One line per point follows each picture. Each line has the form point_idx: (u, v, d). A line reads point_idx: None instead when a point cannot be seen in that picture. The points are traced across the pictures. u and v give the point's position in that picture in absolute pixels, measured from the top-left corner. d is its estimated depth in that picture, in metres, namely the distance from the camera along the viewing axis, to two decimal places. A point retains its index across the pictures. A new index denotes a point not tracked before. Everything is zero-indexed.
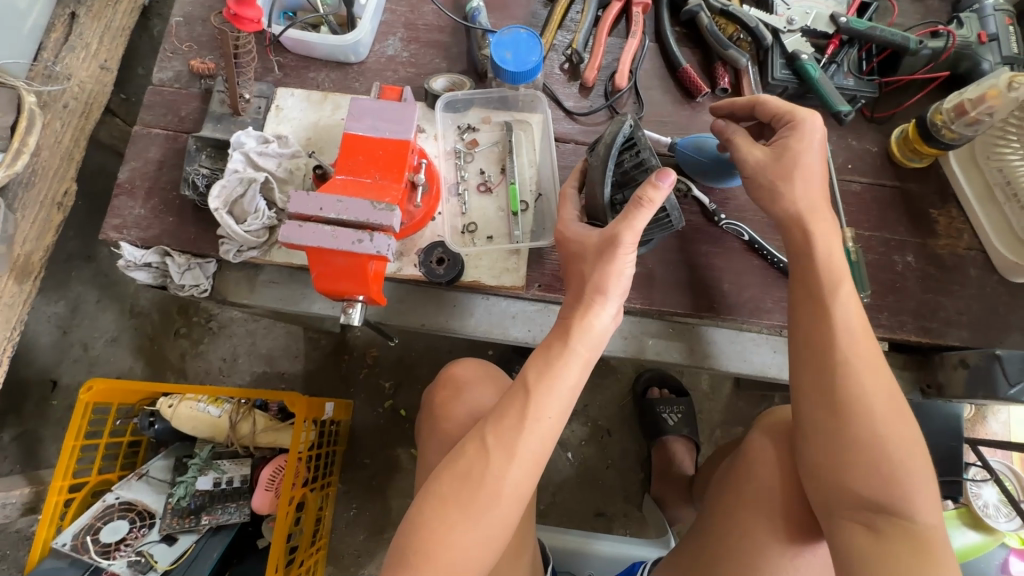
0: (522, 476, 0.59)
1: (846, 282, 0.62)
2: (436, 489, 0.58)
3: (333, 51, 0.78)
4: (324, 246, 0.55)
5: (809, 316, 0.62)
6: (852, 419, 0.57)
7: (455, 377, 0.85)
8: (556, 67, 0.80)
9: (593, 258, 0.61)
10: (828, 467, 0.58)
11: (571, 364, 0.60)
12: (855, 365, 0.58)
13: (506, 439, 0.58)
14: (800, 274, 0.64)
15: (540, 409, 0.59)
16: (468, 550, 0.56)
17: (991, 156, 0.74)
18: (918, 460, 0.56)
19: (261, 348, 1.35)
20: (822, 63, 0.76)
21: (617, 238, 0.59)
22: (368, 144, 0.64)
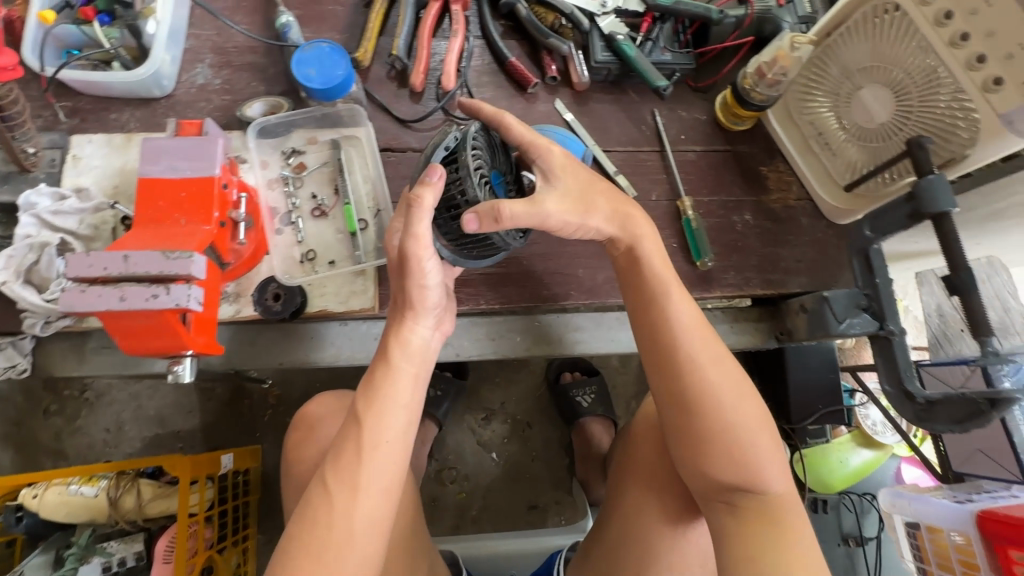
0: (372, 508, 0.55)
1: (654, 261, 0.65)
2: (284, 549, 0.53)
3: (130, 88, 0.71)
4: (114, 310, 0.50)
5: (648, 318, 0.63)
6: (702, 413, 0.58)
7: (308, 417, 0.82)
8: (383, 76, 0.78)
9: (396, 272, 0.58)
10: (691, 462, 0.59)
11: (400, 382, 0.58)
12: (699, 360, 0.60)
13: (346, 474, 0.55)
14: (635, 276, 0.65)
15: (377, 437, 0.56)
16: None
17: (804, 110, 0.77)
18: (766, 439, 0.58)
19: (149, 410, 1.24)
20: (638, 41, 0.78)
21: (404, 248, 0.54)
22: (168, 187, 0.59)
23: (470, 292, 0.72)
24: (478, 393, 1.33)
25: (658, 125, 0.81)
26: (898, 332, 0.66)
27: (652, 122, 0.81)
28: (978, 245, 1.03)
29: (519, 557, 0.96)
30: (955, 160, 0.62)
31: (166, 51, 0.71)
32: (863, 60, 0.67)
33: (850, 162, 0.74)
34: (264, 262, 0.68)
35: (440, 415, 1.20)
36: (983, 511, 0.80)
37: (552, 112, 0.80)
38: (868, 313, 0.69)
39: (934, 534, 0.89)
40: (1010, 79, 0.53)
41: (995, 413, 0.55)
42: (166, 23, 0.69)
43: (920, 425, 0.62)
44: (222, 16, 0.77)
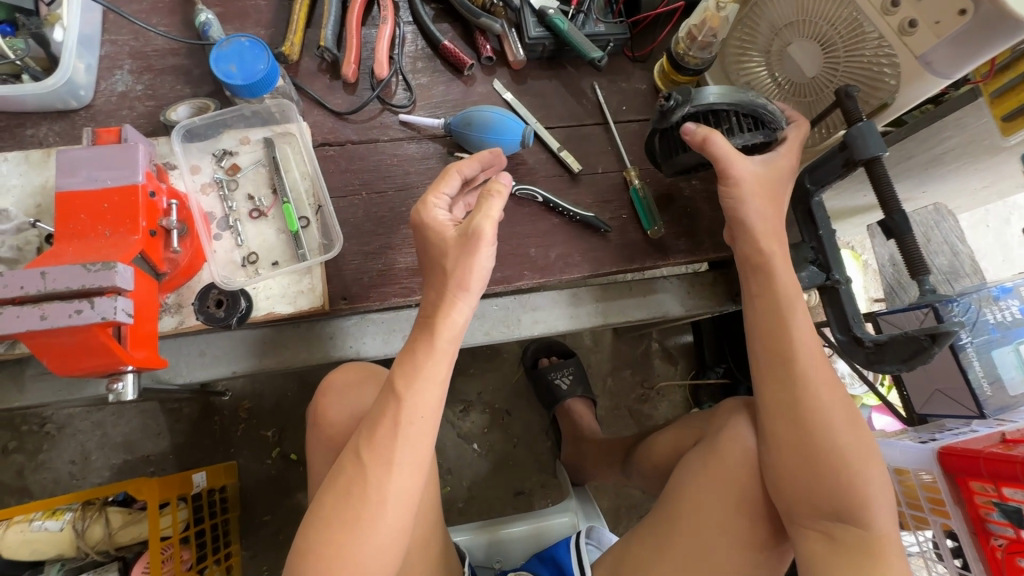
0: (408, 483, 0.55)
1: (776, 264, 0.65)
2: (317, 511, 0.54)
3: (46, 100, 0.68)
4: (36, 330, 0.47)
5: (778, 333, 0.64)
6: (814, 429, 0.60)
7: (332, 385, 0.70)
8: (314, 69, 0.76)
9: (454, 250, 0.56)
10: (796, 476, 0.61)
11: (437, 360, 0.56)
12: (821, 380, 0.62)
13: (380, 450, 0.54)
14: (762, 287, 0.65)
15: (416, 414, 0.55)
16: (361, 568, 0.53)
17: (741, 71, 0.76)
18: (874, 469, 0.60)
19: (115, 437, 1.20)
20: (570, 15, 0.78)
21: (475, 228, 0.55)
22: (90, 200, 0.57)
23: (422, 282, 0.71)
24: (453, 385, 1.32)
25: (598, 98, 0.81)
26: (843, 281, 0.67)
27: (592, 95, 0.81)
28: (923, 193, 1.06)
29: (546, 535, 0.93)
30: (884, 105, 0.64)
31: (79, 59, 0.68)
32: (788, 16, 0.67)
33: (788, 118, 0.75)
34: (204, 269, 0.66)
35: None
36: (944, 448, 0.81)
37: (490, 93, 0.79)
38: (814, 265, 0.70)
39: (903, 475, 0.91)
40: (923, 20, 0.55)
41: (936, 347, 0.57)
42: (75, 29, 0.67)
43: (871, 368, 0.64)
44: (137, 19, 0.74)
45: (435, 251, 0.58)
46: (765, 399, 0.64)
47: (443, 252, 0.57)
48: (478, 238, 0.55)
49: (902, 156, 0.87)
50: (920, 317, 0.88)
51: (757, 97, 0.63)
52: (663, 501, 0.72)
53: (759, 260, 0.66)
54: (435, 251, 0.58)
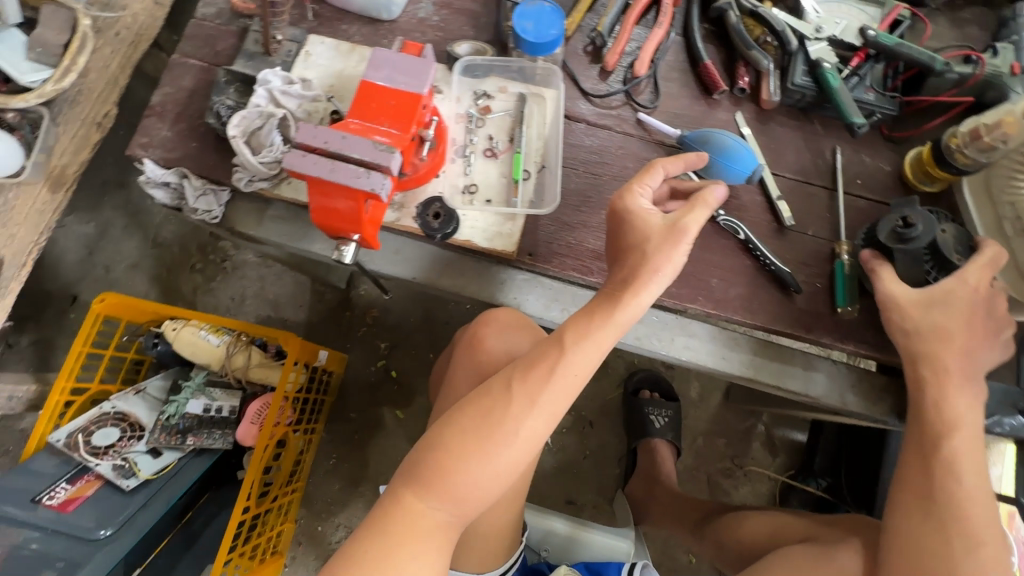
0: (541, 426, 0.60)
1: (953, 395, 0.62)
2: (456, 419, 0.60)
3: (367, 5, 0.80)
4: (323, 178, 0.57)
5: (926, 465, 0.61)
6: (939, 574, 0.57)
7: (496, 318, 0.77)
8: (579, 48, 0.81)
9: (657, 240, 0.60)
10: None
11: (609, 331, 0.60)
12: (970, 534, 0.58)
13: (530, 387, 0.59)
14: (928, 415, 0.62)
15: (571, 369, 0.60)
16: (479, 485, 0.58)
17: (1004, 189, 0.71)
18: None
19: (268, 293, 1.39)
20: (844, 73, 0.76)
21: (682, 223, 0.60)
22: (382, 94, 0.67)
23: (602, 267, 0.74)
24: None
25: (835, 163, 0.79)
26: None
27: (830, 158, 0.79)
28: None
29: (591, 547, 0.92)
30: None
31: None
32: None
33: None
34: (432, 184, 0.74)
35: None
36: None
37: (729, 122, 0.80)
38: None
39: None
40: None
41: None
42: None
43: None
44: None
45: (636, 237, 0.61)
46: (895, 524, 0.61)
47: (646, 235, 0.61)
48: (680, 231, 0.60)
49: None
50: None
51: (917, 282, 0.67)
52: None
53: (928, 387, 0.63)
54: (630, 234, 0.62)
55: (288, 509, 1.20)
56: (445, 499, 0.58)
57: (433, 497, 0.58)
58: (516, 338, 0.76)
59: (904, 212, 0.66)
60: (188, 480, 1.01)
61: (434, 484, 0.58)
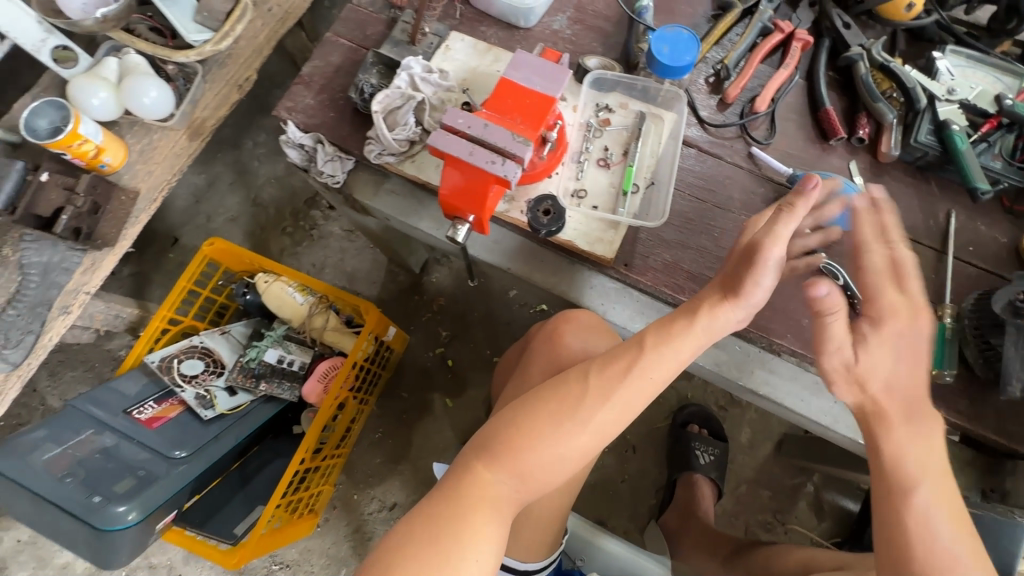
0: (614, 421, 0.62)
1: (907, 445, 0.59)
2: (532, 401, 0.63)
3: (509, 12, 0.86)
4: (462, 159, 0.62)
5: (890, 520, 0.58)
6: None
7: (577, 318, 0.81)
8: (702, 76, 0.84)
9: (744, 258, 0.61)
10: None
11: (690, 339, 0.63)
12: None
13: (607, 381, 0.62)
14: (888, 466, 0.59)
15: (651, 372, 0.62)
16: (547, 466, 0.61)
17: None
18: None
19: (347, 266, 1.47)
20: (972, 138, 0.75)
21: (764, 242, 0.60)
22: (519, 92, 0.71)
23: (694, 288, 0.76)
24: None
25: (948, 227, 0.77)
26: None
27: (943, 220, 0.78)
28: None
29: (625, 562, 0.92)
30: None
31: None
32: None
33: None
34: (544, 182, 0.77)
35: None
36: None
37: (842, 169, 0.81)
38: None
39: None
40: None
41: None
42: None
43: None
44: None
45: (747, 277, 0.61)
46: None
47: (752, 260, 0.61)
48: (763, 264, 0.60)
49: None
50: None
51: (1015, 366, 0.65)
52: None
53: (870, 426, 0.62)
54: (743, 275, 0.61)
55: (330, 473, 1.24)
56: (512, 474, 0.61)
57: (502, 470, 0.61)
58: (597, 339, 0.79)
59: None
60: (253, 422, 1.08)
61: (504, 458, 0.61)
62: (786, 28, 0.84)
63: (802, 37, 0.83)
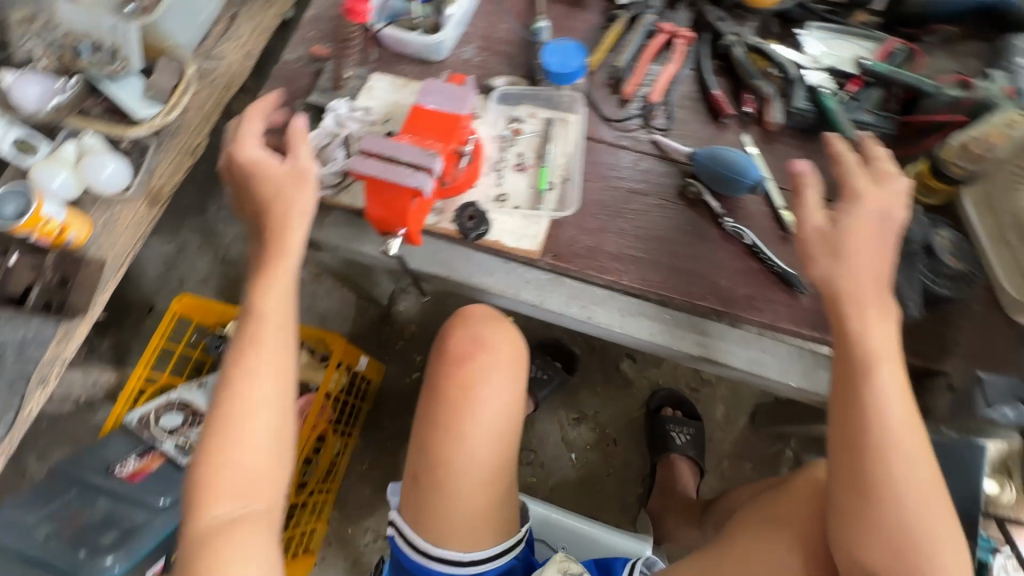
0: (274, 360, 0.70)
1: (887, 386, 0.62)
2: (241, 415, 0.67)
3: (421, 49, 0.95)
4: (378, 176, 0.69)
5: (847, 405, 0.63)
6: (880, 495, 0.60)
7: (472, 315, 0.81)
8: (601, 80, 0.93)
9: (289, 184, 0.74)
10: (859, 530, 0.61)
11: (276, 292, 0.71)
12: (896, 450, 0.60)
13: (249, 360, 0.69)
14: (867, 407, 0.62)
15: (269, 305, 0.71)
16: (250, 459, 0.66)
17: (1009, 200, 0.74)
18: (952, 548, 0.59)
19: (318, 307, 1.53)
20: (842, 98, 0.84)
21: (301, 167, 0.74)
22: (429, 115, 0.79)
23: (617, 267, 0.82)
24: (576, 394, 1.39)
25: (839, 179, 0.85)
26: None
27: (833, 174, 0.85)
28: None
29: (598, 545, 0.94)
30: None
31: (454, 30, 0.95)
32: None
33: None
34: (468, 192, 0.85)
35: (539, 397, 1.32)
36: None
37: (737, 143, 0.89)
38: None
39: None
40: None
41: None
42: (461, 9, 0.94)
43: None
44: (497, 15, 1.00)
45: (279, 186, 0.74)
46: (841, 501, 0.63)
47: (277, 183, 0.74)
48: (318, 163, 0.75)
49: None
50: None
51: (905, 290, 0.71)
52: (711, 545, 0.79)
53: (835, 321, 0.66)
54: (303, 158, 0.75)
55: (321, 508, 1.25)
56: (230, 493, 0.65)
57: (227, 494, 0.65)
58: (494, 329, 0.80)
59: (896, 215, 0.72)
60: None
61: (221, 471, 0.66)
62: (667, 29, 0.94)
63: (683, 34, 0.93)
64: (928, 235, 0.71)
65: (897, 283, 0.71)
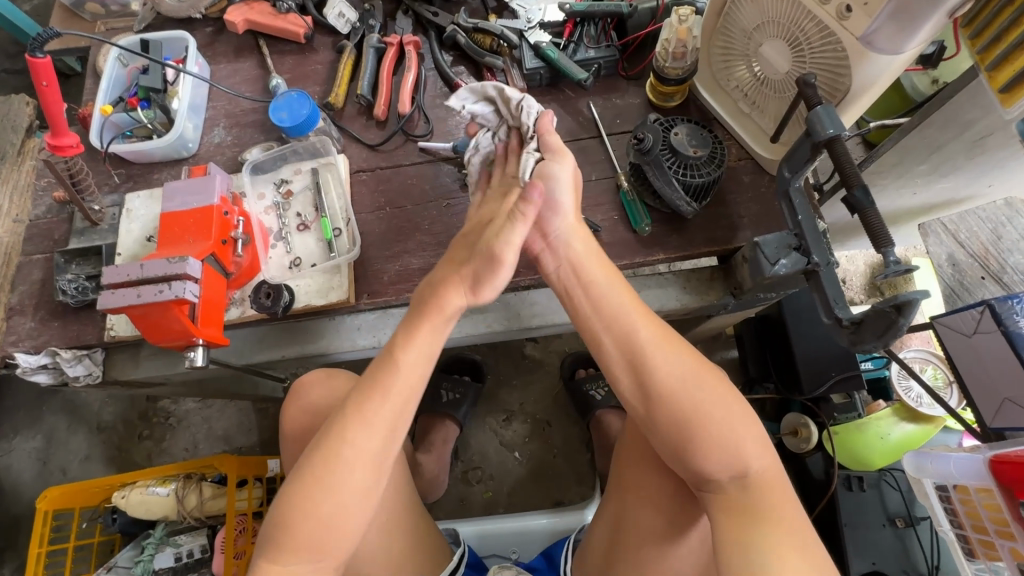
0: (376, 441, 0.63)
1: (623, 302, 0.69)
2: (307, 467, 0.61)
3: (166, 152, 0.91)
4: (135, 304, 0.66)
5: (608, 318, 0.68)
6: (664, 397, 0.64)
7: (304, 384, 0.84)
8: (354, 112, 0.93)
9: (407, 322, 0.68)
10: (676, 435, 0.63)
11: (431, 333, 0.67)
12: (653, 345, 0.66)
13: (364, 416, 0.63)
14: (620, 325, 0.68)
15: (392, 383, 0.64)
16: (328, 516, 0.60)
17: (728, 77, 0.81)
18: (739, 417, 0.63)
19: (217, 430, 1.44)
20: (562, 45, 0.89)
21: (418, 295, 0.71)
22: (181, 217, 0.76)
23: None
24: (496, 395, 1.40)
25: (594, 115, 0.89)
26: (824, 263, 0.66)
27: (588, 113, 0.90)
28: (990, 187, 1.02)
29: (543, 532, 0.99)
30: (847, 91, 0.65)
31: (189, 120, 0.92)
32: (755, 19, 0.72)
33: (775, 114, 0.77)
34: (263, 271, 0.84)
35: (459, 416, 1.29)
36: (994, 455, 0.78)
37: None
38: (798, 251, 0.70)
39: (964, 494, 0.84)
40: (855, 4, 0.58)
41: (905, 319, 0.55)
42: (186, 99, 0.91)
43: (856, 349, 0.62)
44: (232, 89, 0.97)
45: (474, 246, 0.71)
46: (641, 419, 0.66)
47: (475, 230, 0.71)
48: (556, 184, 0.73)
49: (926, 144, 0.85)
50: (976, 317, 0.89)
51: (674, 191, 0.75)
52: (606, 521, 0.76)
53: (572, 272, 0.71)
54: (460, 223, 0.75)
55: None
56: (297, 554, 0.60)
57: (296, 543, 0.60)
58: (331, 384, 0.84)
59: (636, 131, 0.76)
60: None
61: (292, 530, 0.60)
62: (393, 41, 0.94)
63: (409, 39, 0.94)
64: (665, 138, 0.76)
65: (661, 189, 0.76)
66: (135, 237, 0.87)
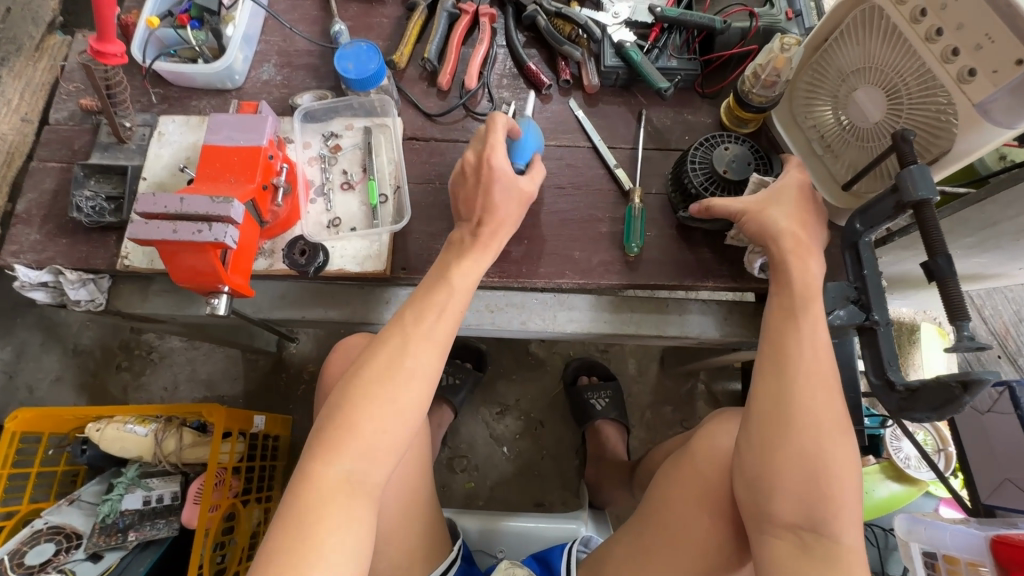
0: (431, 360, 0.62)
1: (815, 321, 0.63)
2: (358, 376, 0.61)
3: (210, 79, 0.85)
4: (168, 240, 0.61)
5: (785, 326, 0.64)
6: (794, 432, 0.60)
7: (348, 346, 0.82)
8: (416, 77, 0.89)
9: (473, 185, 0.70)
10: (769, 473, 0.60)
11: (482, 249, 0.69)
12: (821, 371, 0.61)
13: (421, 331, 0.63)
14: (792, 340, 0.62)
15: (456, 305, 0.65)
16: (383, 426, 0.59)
17: (808, 116, 0.80)
18: (851, 482, 0.60)
19: (201, 374, 1.39)
20: (645, 48, 0.85)
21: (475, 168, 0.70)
22: (224, 153, 0.71)
23: None
24: (493, 387, 1.38)
25: (663, 127, 0.87)
26: (883, 323, 0.66)
27: (656, 124, 0.87)
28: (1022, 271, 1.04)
29: (533, 537, 0.98)
30: (942, 154, 0.64)
31: (240, 50, 0.86)
32: (856, 62, 0.70)
33: (852, 162, 0.75)
34: (298, 225, 0.80)
35: (456, 402, 1.26)
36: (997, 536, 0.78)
37: (564, 111, 0.88)
38: (856, 304, 0.68)
39: (952, 566, 0.84)
40: (981, 69, 0.56)
41: (968, 398, 0.54)
42: (241, 27, 0.85)
43: (902, 416, 0.62)
44: (289, 26, 0.91)
45: (502, 212, 0.70)
46: (748, 442, 0.62)
47: (481, 209, 0.69)
48: (500, 179, 0.69)
49: (982, 220, 0.85)
50: (993, 396, 0.92)
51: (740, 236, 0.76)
52: (637, 520, 0.76)
53: (784, 255, 0.66)
54: (466, 190, 0.71)
55: None
56: (353, 455, 0.58)
57: (341, 454, 0.58)
58: None
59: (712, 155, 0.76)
60: None
61: (346, 434, 0.58)
62: (469, 8, 0.88)
63: (485, 10, 0.88)
64: (708, 152, 0.77)
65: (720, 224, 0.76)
66: (164, 164, 0.82)
